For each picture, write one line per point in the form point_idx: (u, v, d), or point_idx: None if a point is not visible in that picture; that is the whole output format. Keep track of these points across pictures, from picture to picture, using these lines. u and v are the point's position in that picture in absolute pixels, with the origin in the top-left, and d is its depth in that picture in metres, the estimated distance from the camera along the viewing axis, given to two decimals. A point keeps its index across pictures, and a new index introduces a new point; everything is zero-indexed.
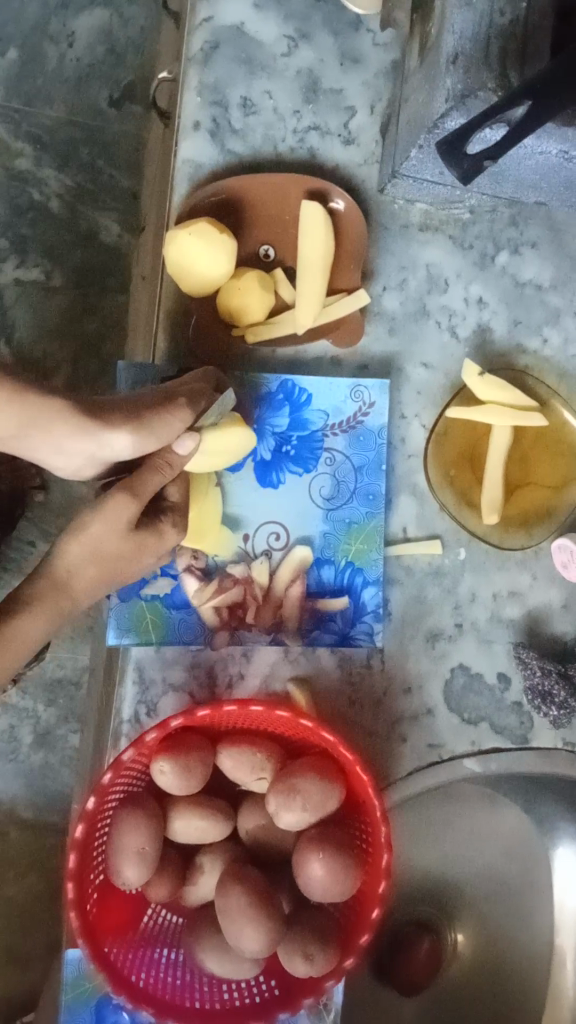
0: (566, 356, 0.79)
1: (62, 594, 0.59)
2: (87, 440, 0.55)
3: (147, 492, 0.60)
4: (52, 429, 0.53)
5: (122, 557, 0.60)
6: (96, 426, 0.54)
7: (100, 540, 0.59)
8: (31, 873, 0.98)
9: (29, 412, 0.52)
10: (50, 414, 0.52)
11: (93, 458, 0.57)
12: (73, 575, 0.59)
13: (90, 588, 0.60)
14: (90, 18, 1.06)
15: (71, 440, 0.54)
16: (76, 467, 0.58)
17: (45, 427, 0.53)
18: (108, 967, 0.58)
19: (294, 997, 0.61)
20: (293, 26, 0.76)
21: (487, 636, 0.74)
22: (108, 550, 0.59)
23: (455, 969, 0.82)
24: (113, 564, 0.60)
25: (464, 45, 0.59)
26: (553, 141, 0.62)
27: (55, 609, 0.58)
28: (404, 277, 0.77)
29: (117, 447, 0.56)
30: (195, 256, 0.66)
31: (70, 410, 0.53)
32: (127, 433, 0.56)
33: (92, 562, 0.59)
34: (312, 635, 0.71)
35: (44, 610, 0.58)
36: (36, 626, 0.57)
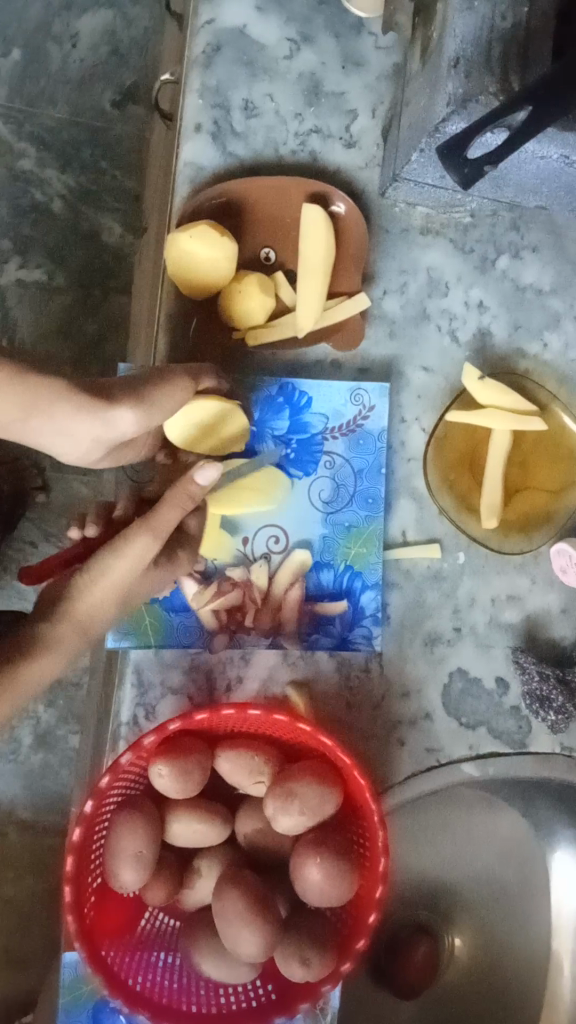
0: (566, 361, 0.79)
1: (80, 632, 0.59)
2: (92, 421, 0.53)
3: (166, 528, 0.62)
4: (58, 412, 0.51)
5: (139, 593, 0.63)
6: (101, 406, 0.53)
7: (118, 581, 0.60)
8: (30, 873, 0.98)
9: (31, 398, 0.49)
10: (53, 396, 0.50)
11: (98, 442, 0.56)
12: (95, 615, 0.60)
13: (105, 624, 0.61)
14: (93, 19, 1.06)
15: (76, 423, 0.52)
16: (82, 458, 0.56)
17: (48, 410, 0.51)
18: (105, 970, 0.58)
19: (290, 1002, 0.61)
20: (295, 28, 0.76)
21: (486, 640, 0.74)
22: (129, 589, 0.61)
23: (451, 972, 0.82)
24: (130, 601, 0.62)
25: (465, 49, 0.59)
26: (554, 145, 0.62)
27: (71, 646, 0.59)
28: (404, 280, 0.77)
29: (121, 425, 0.55)
30: (196, 257, 0.66)
31: (74, 392, 0.51)
32: (130, 410, 0.55)
33: (109, 603, 0.60)
34: (311, 638, 0.71)
35: (65, 648, 0.58)
36: (54, 662, 0.58)
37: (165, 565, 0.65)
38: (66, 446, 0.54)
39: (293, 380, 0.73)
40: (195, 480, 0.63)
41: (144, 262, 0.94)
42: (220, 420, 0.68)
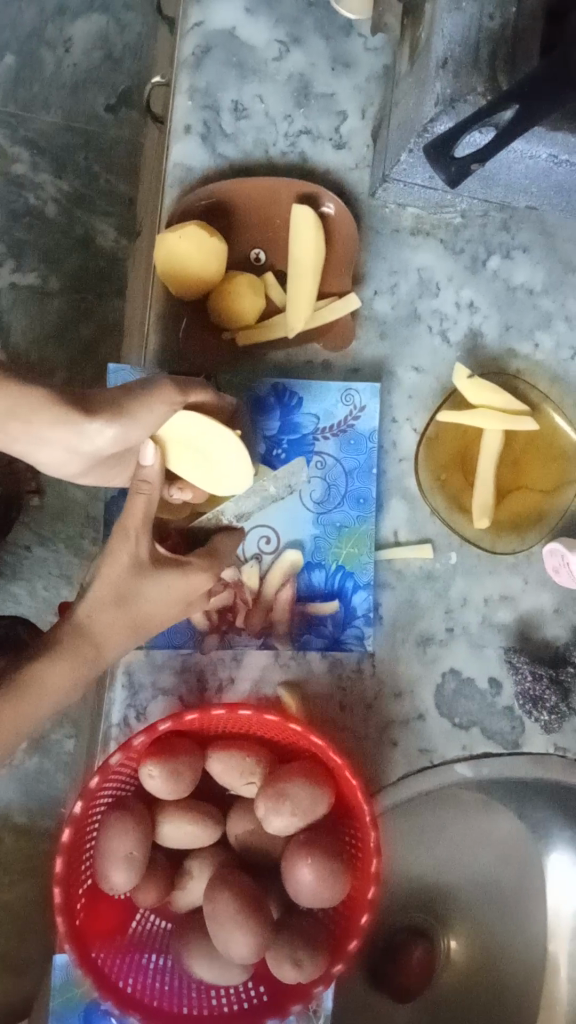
0: (557, 361, 0.79)
1: (83, 643, 0.56)
2: (70, 431, 0.52)
3: (142, 521, 0.58)
4: (36, 421, 0.51)
5: (144, 595, 0.58)
6: (81, 418, 0.52)
7: (111, 579, 0.57)
8: (26, 878, 0.98)
9: (9, 403, 0.49)
10: (31, 403, 0.50)
11: (79, 452, 0.55)
12: (95, 619, 0.57)
13: (112, 634, 0.57)
14: (87, 24, 1.06)
15: (54, 432, 0.52)
16: (67, 459, 0.56)
17: (27, 416, 0.50)
18: (95, 972, 0.58)
19: (282, 1003, 0.60)
20: (284, 30, 0.76)
21: (478, 640, 0.74)
22: (121, 586, 0.57)
23: (448, 977, 0.82)
24: (133, 604, 0.58)
25: (453, 49, 0.59)
26: (543, 145, 0.62)
27: (77, 660, 0.55)
28: (395, 281, 0.77)
29: (100, 438, 0.54)
30: (184, 256, 0.66)
31: (53, 402, 0.51)
32: (108, 423, 0.53)
33: (113, 606, 0.57)
34: (302, 638, 0.71)
35: (66, 659, 0.55)
36: (58, 675, 0.54)
37: (176, 565, 0.60)
38: (51, 451, 0.54)
39: (284, 381, 0.73)
40: (144, 466, 0.59)
41: (138, 264, 0.94)
42: (215, 449, 0.62)
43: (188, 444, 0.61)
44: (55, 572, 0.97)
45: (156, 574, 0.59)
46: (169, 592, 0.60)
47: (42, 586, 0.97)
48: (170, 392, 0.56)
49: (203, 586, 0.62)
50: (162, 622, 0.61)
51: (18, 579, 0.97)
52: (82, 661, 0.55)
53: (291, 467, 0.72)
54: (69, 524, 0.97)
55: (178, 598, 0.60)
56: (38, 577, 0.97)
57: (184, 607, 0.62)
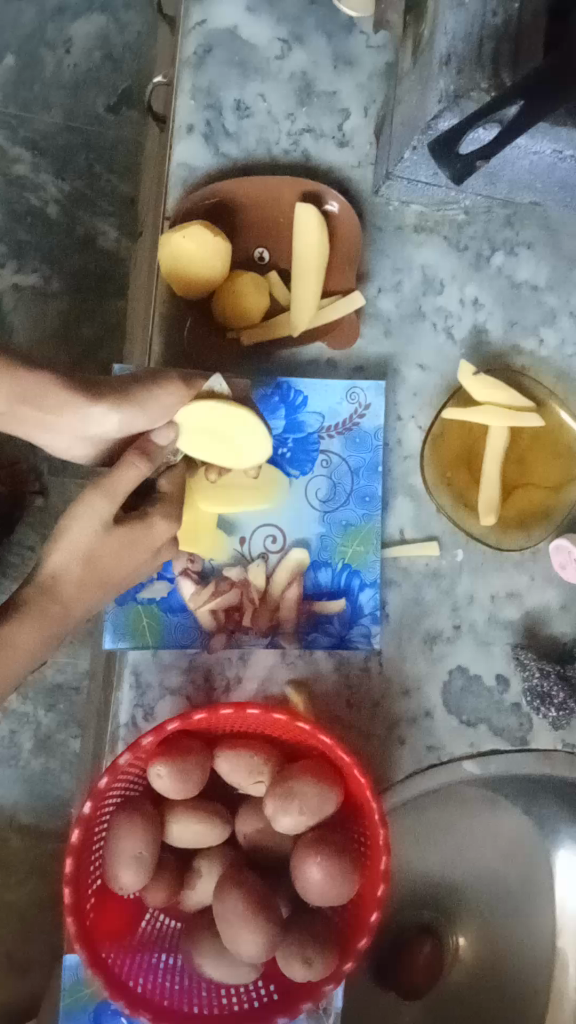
0: (562, 357, 0.79)
1: (48, 599, 0.60)
2: (75, 413, 0.57)
3: (116, 485, 0.59)
4: (44, 407, 0.56)
5: (104, 550, 0.60)
6: (85, 401, 0.56)
7: (77, 536, 0.60)
8: (32, 878, 0.98)
9: (21, 387, 0.55)
10: (39, 385, 0.55)
11: (84, 435, 0.60)
12: (60, 578, 0.60)
13: (78, 591, 0.61)
14: (86, 24, 1.06)
15: (63, 416, 0.57)
16: (74, 443, 0.61)
17: (37, 396, 0.55)
18: (105, 971, 0.58)
19: (292, 1002, 0.60)
20: (286, 29, 0.76)
21: (485, 637, 0.74)
22: (84, 546, 0.60)
23: (456, 972, 0.82)
24: (93, 561, 0.60)
25: (456, 45, 0.59)
26: (547, 141, 0.62)
27: (42, 620, 0.59)
28: (399, 279, 0.77)
29: (106, 423, 0.58)
30: (189, 256, 0.66)
31: (58, 384, 0.56)
32: (110, 406, 0.57)
33: (76, 563, 0.60)
34: (309, 637, 0.70)
35: (32, 621, 0.59)
36: (26, 634, 0.58)
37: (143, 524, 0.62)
38: (63, 434, 0.59)
39: (289, 379, 0.73)
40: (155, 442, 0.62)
41: (140, 263, 0.94)
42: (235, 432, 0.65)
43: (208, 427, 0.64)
44: None
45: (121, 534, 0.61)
46: (132, 552, 0.61)
47: None
48: (182, 392, 0.61)
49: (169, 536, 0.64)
50: (131, 572, 0.63)
51: None
52: (48, 617, 0.59)
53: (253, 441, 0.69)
54: None
55: (144, 552, 0.62)
56: None
57: (151, 557, 0.63)
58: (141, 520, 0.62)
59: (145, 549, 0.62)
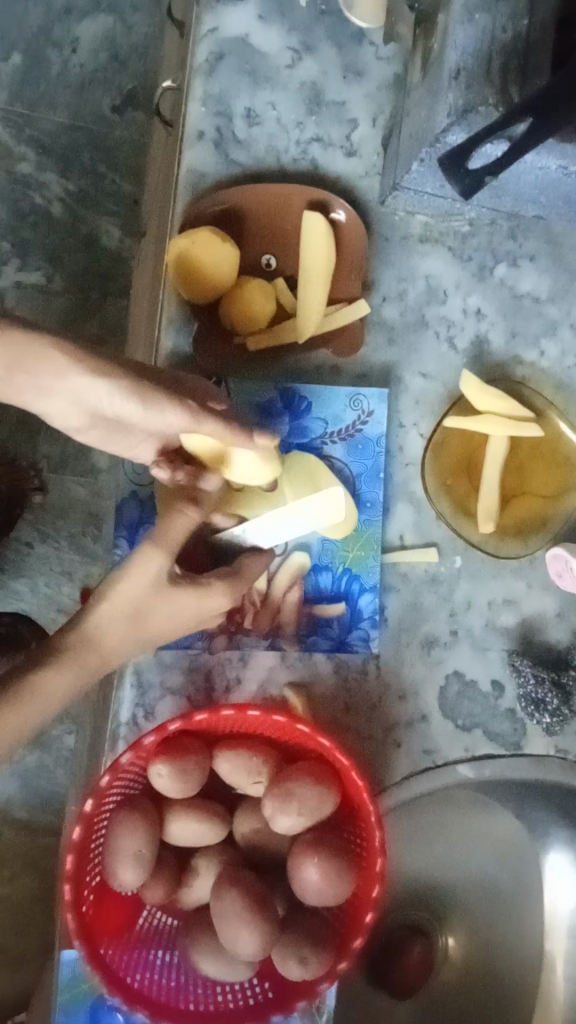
0: (562, 368, 0.80)
1: (87, 646, 0.58)
2: (76, 381, 0.55)
3: (176, 535, 0.58)
4: (39, 368, 0.55)
5: (152, 608, 0.58)
6: (84, 372, 0.55)
7: (126, 590, 0.58)
8: (25, 872, 0.99)
9: (14, 347, 0.54)
10: (35, 353, 0.54)
11: (81, 407, 0.58)
12: (103, 632, 0.58)
13: (118, 643, 0.59)
14: (94, 25, 1.07)
15: (64, 383, 0.56)
16: (73, 421, 0.59)
17: (35, 366, 0.55)
18: (103, 967, 0.58)
19: (287, 999, 0.61)
20: (297, 38, 0.77)
21: (482, 643, 0.75)
22: (136, 600, 0.58)
23: (446, 971, 0.83)
24: (139, 617, 0.58)
25: (466, 60, 0.60)
26: (552, 156, 0.63)
27: (81, 667, 0.58)
28: (403, 288, 0.78)
29: (113, 400, 0.57)
30: (199, 260, 0.68)
31: (56, 348, 0.55)
32: (113, 385, 0.56)
33: (122, 617, 0.58)
34: (309, 640, 0.71)
35: (71, 666, 0.57)
36: (59, 679, 0.57)
37: (192, 585, 0.59)
38: (57, 403, 0.57)
39: (293, 385, 0.74)
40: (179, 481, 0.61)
41: (144, 264, 0.95)
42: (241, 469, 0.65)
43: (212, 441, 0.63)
44: (56, 569, 1.00)
45: (170, 593, 0.59)
46: (176, 612, 0.59)
47: (44, 583, 0.99)
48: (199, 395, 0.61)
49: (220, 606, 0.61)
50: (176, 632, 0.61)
51: (20, 575, 0.99)
52: (83, 666, 0.58)
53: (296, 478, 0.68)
54: (71, 521, 1.00)
55: (190, 617, 0.60)
56: (39, 575, 1.00)
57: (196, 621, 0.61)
58: (196, 587, 0.59)
59: (191, 608, 0.60)
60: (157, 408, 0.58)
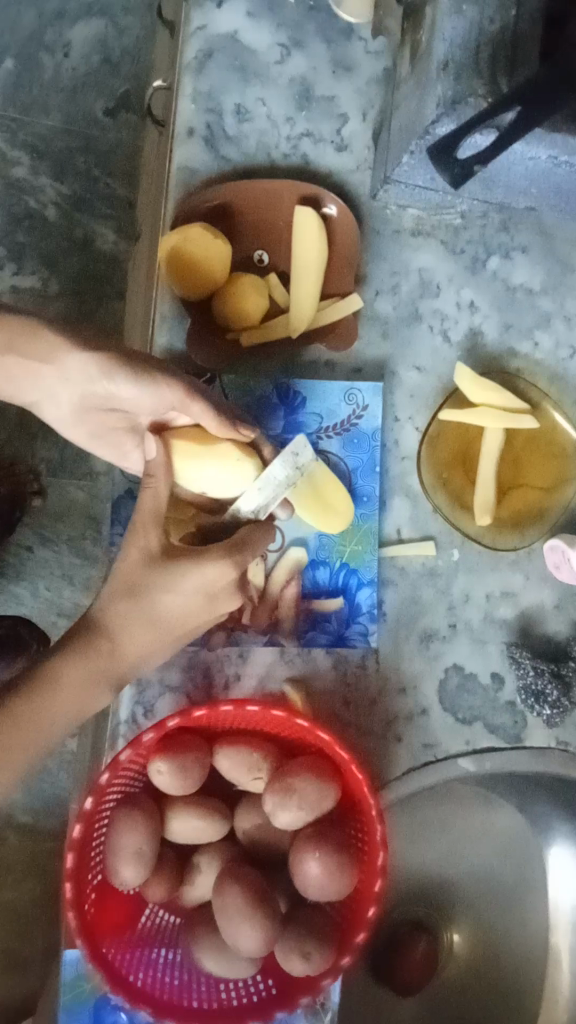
0: (557, 360, 0.80)
1: (97, 638, 0.58)
2: (70, 363, 0.60)
3: (158, 511, 0.58)
4: (35, 350, 0.60)
5: (154, 586, 0.58)
6: (75, 352, 0.60)
7: (122, 573, 0.58)
8: (29, 877, 0.99)
9: (9, 332, 0.59)
10: (27, 335, 0.60)
11: (75, 391, 0.62)
12: (113, 621, 0.58)
13: (129, 633, 0.58)
14: (86, 29, 1.07)
15: (54, 366, 0.61)
16: (76, 405, 0.65)
17: (30, 347, 0.60)
18: (106, 966, 0.58)
19: (291, 995, 0.61)
20: (286, 34, 0.77)
21: (481, 636, 0.75)
22: (132, 576, 0.58)
23: (452, 968, 0.83)
24: (143, 597, 0.58)
25: (454, 52, 0.60)
26: (542, 147, 0.63)
27: (93, 659, 0.57)
28: (396, 282, 0.78)
29: (109, 384, 0.60)
30: (190, 251, 0.68)
31: (49, 333, 0.60)
32: (105, 366, 0.60)
33: (128, 601, 0.58)
34: (307, 635, 0.71)
35: (84, 659, 0.57)
36: (72, 674, 0.57)
37: (189, 555, 0.58)
38: (56, 387, 0.62)
39: (288, 380, 0.74)
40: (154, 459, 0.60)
41: (139, 264, 0.95)
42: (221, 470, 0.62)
43: (201, 446, 0.62)
44: (57, 573, 1.00)
45: (167, 566, 0.58)
46: (181, 587, 0.58)
47: (44, 586, 0.99)
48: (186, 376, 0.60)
49: (228, 578, 0.59)
50: (190, 624, 0.60)
51: (20, 579, 0.99)
52: (94, 662, 0.57)
53: (292, 444, 0.64)
54: (70, 524, 1.00)
55: (197, 593, 0.59)
56: (39, 578, 0.99)
57: (208, 604, 0.60)
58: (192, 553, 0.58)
59: (195, 582, 0.58)
60: (151, 383, 0.59)
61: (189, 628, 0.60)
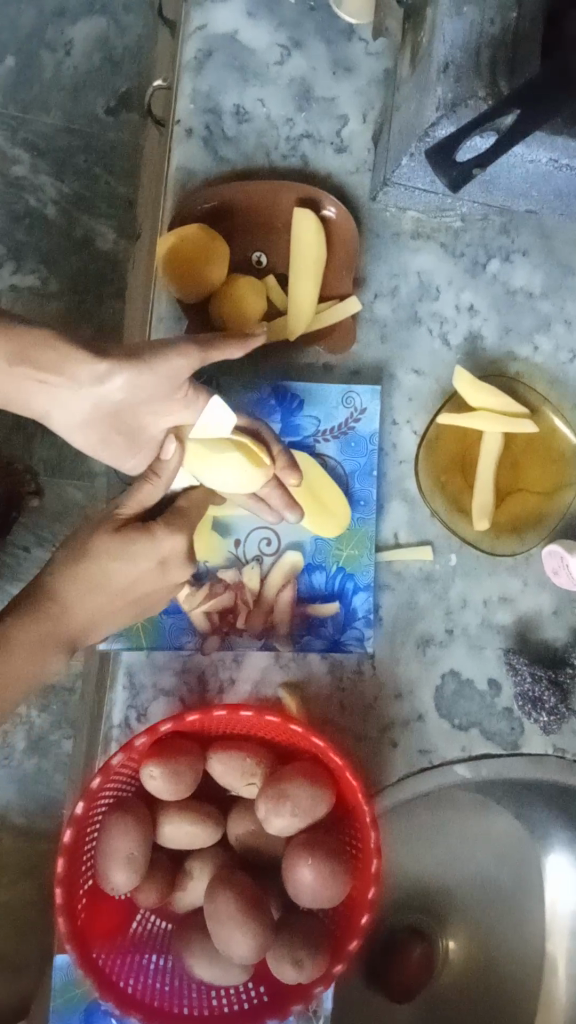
0: (557, 364, 0.80)
1: (48, 602, 0.60)
2: (81, 370, 0.53)
3: (136, 498, 0.63)
4: (41, 363, 0.52)
5: (104, 553, 0.61)
6: (89, 360, 0.53)
7: (81, 542, 0.62)
8: (24, 879, 0.98)
9: (17, 342, 0.52)
10: (32, 343, 0.52)
11: (89, 403, 0.55)
12: (63, 585, 0.60)
13: (78, 597, 0.61)
14: (87, 27, 1.06)
15: (64, 383, 0.54)
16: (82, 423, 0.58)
17: (36, 362, 0.52)
18: (95, 972, 0.58)
19: (282, 1003, 0.60)
20: (286, 34, 0.76)
21: (478, 642, 0.74)
22: (87, 544, 0.61)
23: (447, 973, 0.82)
24: (94, 564, 0.61)
25: (454, 53, 0.60)
26: (543, 150, 0.62)
27: (44, 622, 0.60)
28: (395, 284, 0.77)
29: (117, 383, 0.54)
30: (191, 251, 0.68)
31: (55, 342, 0.53)
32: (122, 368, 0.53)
33: (79, 568, 0.60)
34: (303, 640, 0.71)
35: (36, 621, 0.60)
36: (24, 636, 0.59)
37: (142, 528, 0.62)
38: (69, 404, 0.55)
39: (285, 383, 0.73)
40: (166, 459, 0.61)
41: (138, 264, 0.95)
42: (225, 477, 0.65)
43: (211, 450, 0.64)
44: None
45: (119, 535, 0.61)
46: (131, 554, 0.61)
47: None
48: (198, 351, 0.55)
49: (176, 547, 0.63)
50: (140, 591, 0.63)
51: (17, 579, 0.98)
52: (47, 625, 0.60)
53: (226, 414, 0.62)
54: (67, 524, 1.00)
55: (147, 560, 0.62)
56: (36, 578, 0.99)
57: (158, 573, 0.63)
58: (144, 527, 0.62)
59: (145, 552, 0.61)
60: (162, 361, 0.54)
61: (137, 595, 0.63)
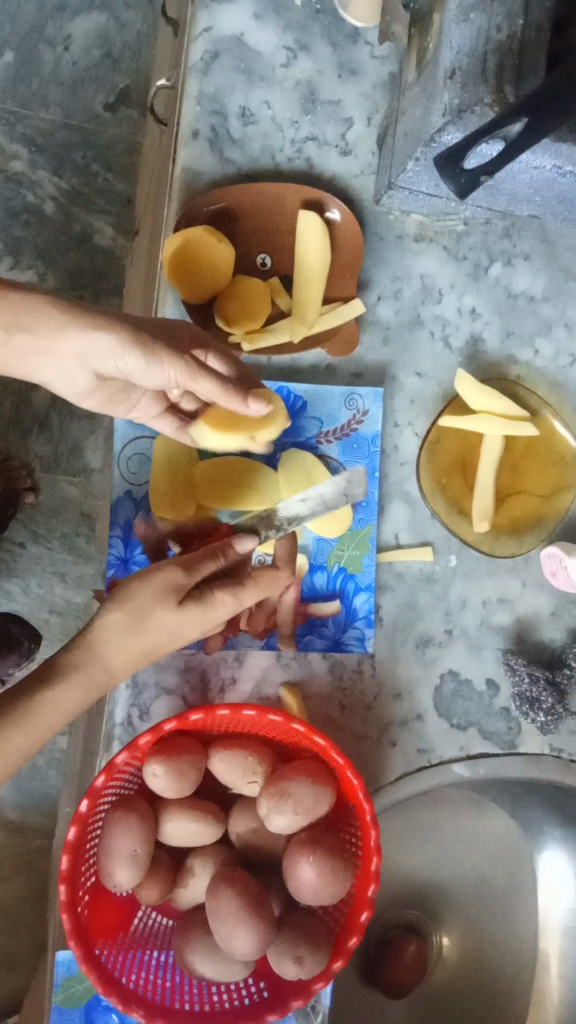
0: (557, 368, 0.80)
1: (93, 664, 0.59)
2: (78, 339, 0.56)
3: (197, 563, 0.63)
4: (41, 326, 0.56)
5: (157, 625, 0.60)
6: (84, 328, 0.56)
7: (135, 604, 0.60)
8: (17, 874, 0.99)
9: (12, 308, 0.55)
10: (34, 312, 0.56)
11: (85, 375, 0.60)
12: (109, 643, 0.60)
13: (123, 655, 0.60)
14: (87, 22, 1.06)
15: (62, 343, 0.57)
16: (76, 381, 0.61)
17: (35, 326, 0.56)
18: (99, 968, 0.58)
19: (282, 999, 0.61)
20: (292, 36, 0.76)
21: (477, 642, 0.75)
22: (140, 611, 0.60)
23: (440, 970, 0.82)
24: (144, 631, 0.60)
25: (461, 60, 0.60)
26: (547, 157, 0.63)
27: (86, 680, 0.59)
28: (398, 287, 0.78)
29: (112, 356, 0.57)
30: (200, 246, 0.68)
31: (55, 308, 0.56)
32: (114, 337, 0.56)
33: (126, 629, 0.60)
34: (305, 638, 0.72)
35: (78, 678, 0.59)
36: (67, 695, 0.58)
37: (201, 596, 0.62)
38: (65, 368, 0.58)
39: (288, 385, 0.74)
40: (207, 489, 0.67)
41: (137, 262, 0.95)
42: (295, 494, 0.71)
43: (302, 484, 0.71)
44: (49, 569, 0.99)
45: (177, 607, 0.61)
46: (185, 624, 0.61)
47: (36, 583, 0.99)
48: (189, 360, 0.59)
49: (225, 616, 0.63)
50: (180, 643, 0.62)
51: (12, 576, 0.99)
52: (91, 681, 0.59)
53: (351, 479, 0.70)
54: (63, 520, 1.00)
55: (195, 627, 0.62)
56: (32, 574, 0.99)
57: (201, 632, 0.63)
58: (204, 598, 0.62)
59: (198, 625, 0.62)
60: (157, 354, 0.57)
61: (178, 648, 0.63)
